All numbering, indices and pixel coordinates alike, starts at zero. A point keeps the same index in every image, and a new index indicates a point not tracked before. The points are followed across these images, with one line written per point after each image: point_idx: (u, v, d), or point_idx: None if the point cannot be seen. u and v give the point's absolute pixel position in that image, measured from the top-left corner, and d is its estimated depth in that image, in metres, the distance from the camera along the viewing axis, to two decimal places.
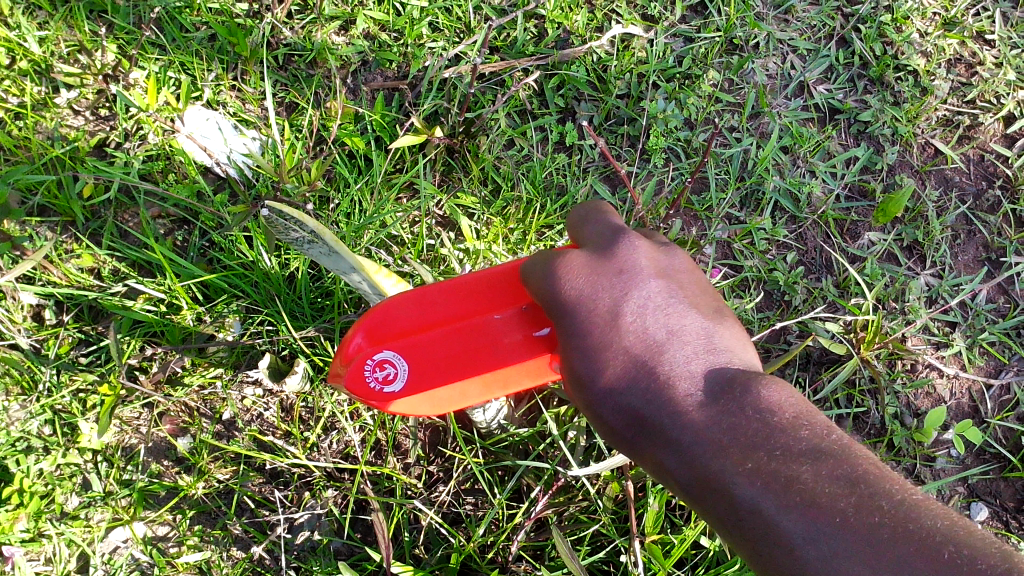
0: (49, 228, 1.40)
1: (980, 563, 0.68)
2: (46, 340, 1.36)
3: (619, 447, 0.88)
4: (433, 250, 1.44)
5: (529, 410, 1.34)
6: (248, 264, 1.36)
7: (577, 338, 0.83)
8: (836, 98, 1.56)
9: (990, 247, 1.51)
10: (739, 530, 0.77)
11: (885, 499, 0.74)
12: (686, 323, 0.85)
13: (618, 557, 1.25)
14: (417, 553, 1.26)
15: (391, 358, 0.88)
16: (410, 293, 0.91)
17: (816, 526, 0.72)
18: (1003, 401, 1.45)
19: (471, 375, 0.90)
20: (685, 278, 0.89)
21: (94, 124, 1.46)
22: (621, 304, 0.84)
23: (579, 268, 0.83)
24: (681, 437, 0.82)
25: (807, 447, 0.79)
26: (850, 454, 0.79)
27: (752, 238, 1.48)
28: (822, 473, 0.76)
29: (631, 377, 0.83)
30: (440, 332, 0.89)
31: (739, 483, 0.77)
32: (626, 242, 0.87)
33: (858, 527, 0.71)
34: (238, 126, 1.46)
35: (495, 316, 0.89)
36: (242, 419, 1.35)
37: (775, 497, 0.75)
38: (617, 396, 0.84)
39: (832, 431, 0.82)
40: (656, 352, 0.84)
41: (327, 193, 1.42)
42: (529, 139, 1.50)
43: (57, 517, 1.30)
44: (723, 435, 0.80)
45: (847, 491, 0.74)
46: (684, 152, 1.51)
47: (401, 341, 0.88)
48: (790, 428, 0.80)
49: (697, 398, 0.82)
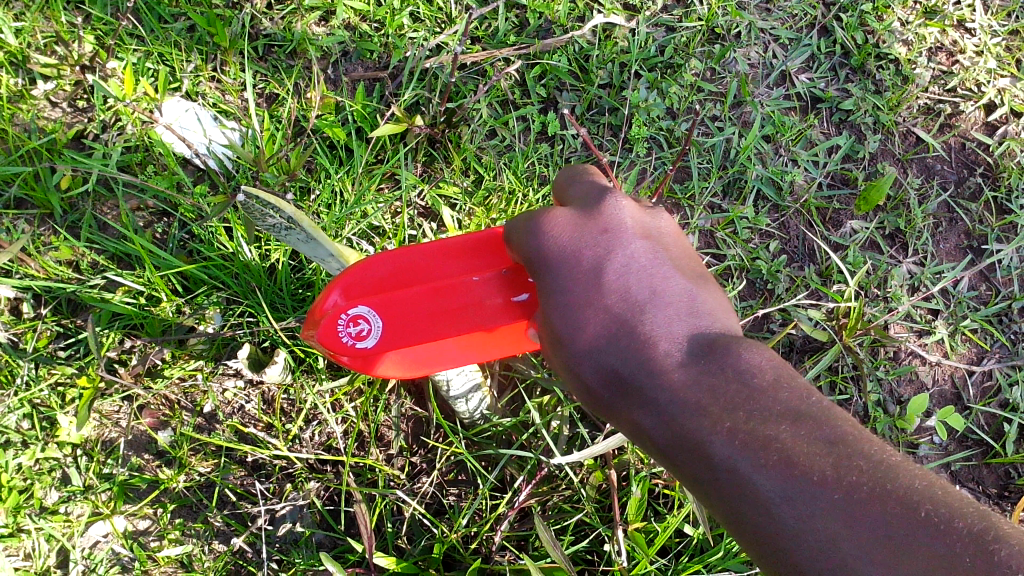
0: (26, 220, 1.39)
1: (959, 523, 0.68)
2: (24, 334, 1.34)
3: (594, 411, 0.87)
4: (415, 241, 1.44)
5: (512, 399, 1.34)
6: (228, 256, 1.36)
7: (558, 294, 0.83)
8: (817, 87, 1.56)
9: (971, 234, 1.52)
10: (715, 490, 0.76)
11: (864, 460, 0.74)
12: (668, 285, 0.85)
13: (601, 545, 1.24)
14: (400, 544, 1.26)
15: (367, 313, 0.89)
16: (390, 254, 0.92)
17: (794, 485, 0.71)
18: (986, 387, 1.46)
19: (446, 336, 0.90)
20: (666, 243, 0.90)
21: (72, 115, 1.44)
22: (602, 262, 0.85)
23: (563, 225, 0.85)
24: (659, 397, 0.80)
25: (788, 409, 0.78)
26: (830, 417, 0.79)
27: (734, 227, 1.48)
28: (801, 434, 0.76)
29: (609, 335, 0.82)
30: (418, 291, 0.90)
31: (717, 442, 0.76)
32: (611, 203, 0.89)
33: (836, 487, 0.71)
34: (217, 118, 1.45)
35: (473, 278, 0.91)
36: (223, 412, 1.35)
37: (754, 456, 0.74)
38: (596, 354, 0.82)
39: (812, 394, 0.82)
40: (636, 311, 0.83)
41: (306, 183, 1.41)
42: (511, 129, 1.49)
43: (36, 512, 1.28)
44: (703, 394, 0.79)
45: (826, 452, 0.74)
46: (666, 142, 1.51)
47: (377, 297, 0.89)
48: (769, 391, 0.80)
49: (677, 357, 0.81)
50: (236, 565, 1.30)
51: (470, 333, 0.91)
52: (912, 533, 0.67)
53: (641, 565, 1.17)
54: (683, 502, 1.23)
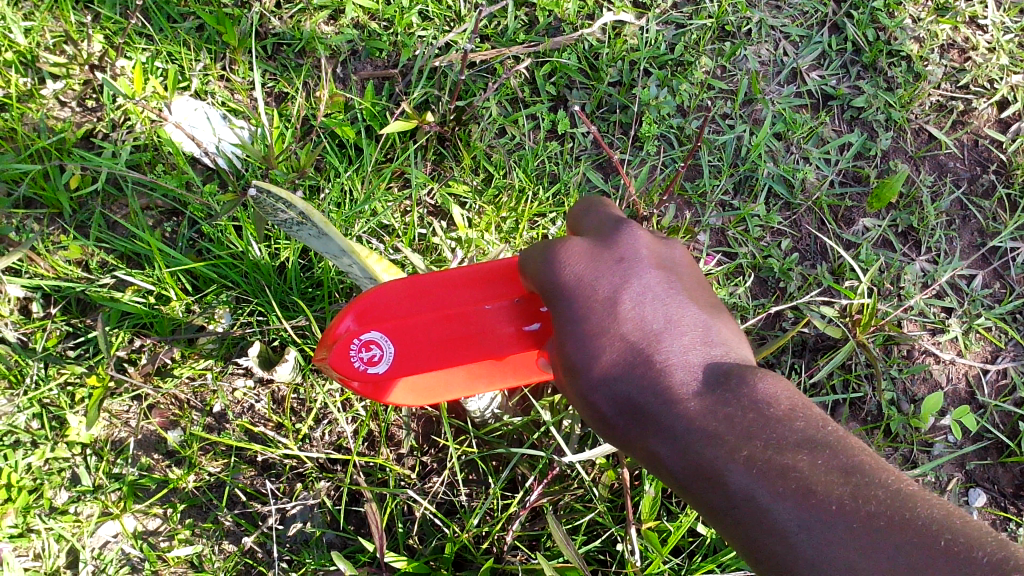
0: (35, 220, 1.38)
1: (977, 551, 0.67)
2: (34, 333, 1.34)
3: (608, 439, 0.86)
4: (425, 239, 1.43)
5: (523, 398, 1.32)
6: (238, 255, 1.35)
7: (572, 322, 0.83)
8: (828, 84, 1.55)
9: (984, 232, 1.50)
10: (731, 519, 0.75)
11: (882, 490, 0.73)
12: (684, 314, 0.84)
13: (614, 546, 1.23)
14: (411, 544, 1.25)
15: (379, 339, 0.91)
16: (401, 281, 0.94)
17: (812, 514, 0.71)
18: (1000, 386, 1.44)
19: (456, 362, 0.93)
20: (682, 271, 0.88)
21: (81, 115, 1.44)
22: (619, 292, 0.83)
23: (580, 255, 0.85)
24: (676, 426, 0.79)
25: (804, 438, 0.77)
26: (847, 447, 0.78)
27: (746, 225, 1.47)
28: (818, 463, 0.75)
29: (625, 364, 0.81)
30: (431, 317, 0.92)
31: (734, 471, 0.75)
32: (626, 234, 0.88)
33: (855, 515, 0.70)
34: (227, 117, 1.45)
35: (486, 306, 0.93)
36: (233, 411, 1.33)
37: (771, 485, 0.73)
38: (611, 384, 0.81)
39: (827, 423, 0.81)
40: (652, 340, 0.82)
41: (316, 182, 1.40)
42: (521, 127, 1.48)
43: (46, 512, 1.28)
44: (719, 424, 0.78)
45: (844, 482, 0.73)
46: (676, 139, 1.50)
47: (389, 323, 0.91)
48: (785, 420, 0.79)
49: (693, 387, 0.80)
50: (246, 565, 1.29)
51: (481, 359, 0.94)
52: (930, 563, 0.65)
53: (655, 564, 1.15)
54: None
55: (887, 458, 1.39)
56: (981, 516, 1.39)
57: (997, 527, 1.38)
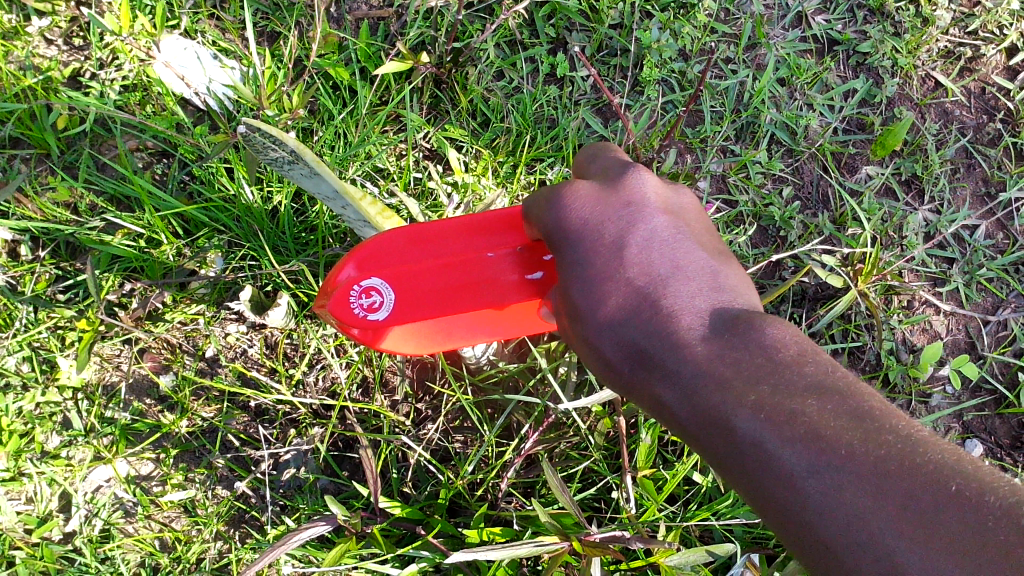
0: (23, 160, 1.35)
1: (988, 496, 0.65)
2: (22, 277, 1.31)
3: (614, 386, 0.85)
4: (420, 184, 1.41)
5: (519, 344, 1.31)
6: (230, 198, 1.32)
7: (577, 266, 0.81)
8: (834, 29, 1.49)
9: (989, 181, 1.48)
10: (738, 465, 0.74)
11: (892, 435, 0.71)
12: (691, 259, 0.82)
13: (609, 493, 1.23)
14: (406, 490, 1.24)
15: (379, 286, 0.89)
16: (402, 229, 0.92)
17: (819, 459, 0.69)
18: (1000, 337, 1.43)
19: (458, 311, 0.91)
20: (690, 217, 0.87)
21: (69, 54, 1.40)
22: (626, 234, 0.82)
23: (586, 197, 0.83)
24: (682, 371, 0.78)
25: (813, 383, 0.75)
26: (858, 393, 0.76)
27: (747, 172, 1.45)
28: (827, 408, 0.73)
29: (631, 309, 0.80)
30: (432, 265, 0.90)
31: (740, 416, 0.74)
32: (634, 176, 0.86)
33: (863, 460, 0.68)
34: (218, 56, 1.40)
35: (489, 254, 0.91)
36: (226, 356, 1.32)
37: (777, 429, 0.71)
38: (616, 328, 0.80)
39: (836, 369, 0.79)
40: (658, 284, 0.80)
41: (309, 124, 1.38)
42: (519, 71, 1.45)
43: (38, 456, 1.27)
44: (726, 369, 0.76)
45: (853, 427, 0.71)
46: (678, 84, 1.46)
47: (389, 270, 0.90)
48: (794, 365, 0.77)
49: (700, 332, 0.78)
50: (240, 510, 1.28)
51: (483, 308, 0.92)
52: (940, 506, 0.64)
53: (651, 511, 1.15)
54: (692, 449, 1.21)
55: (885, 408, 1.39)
56: None
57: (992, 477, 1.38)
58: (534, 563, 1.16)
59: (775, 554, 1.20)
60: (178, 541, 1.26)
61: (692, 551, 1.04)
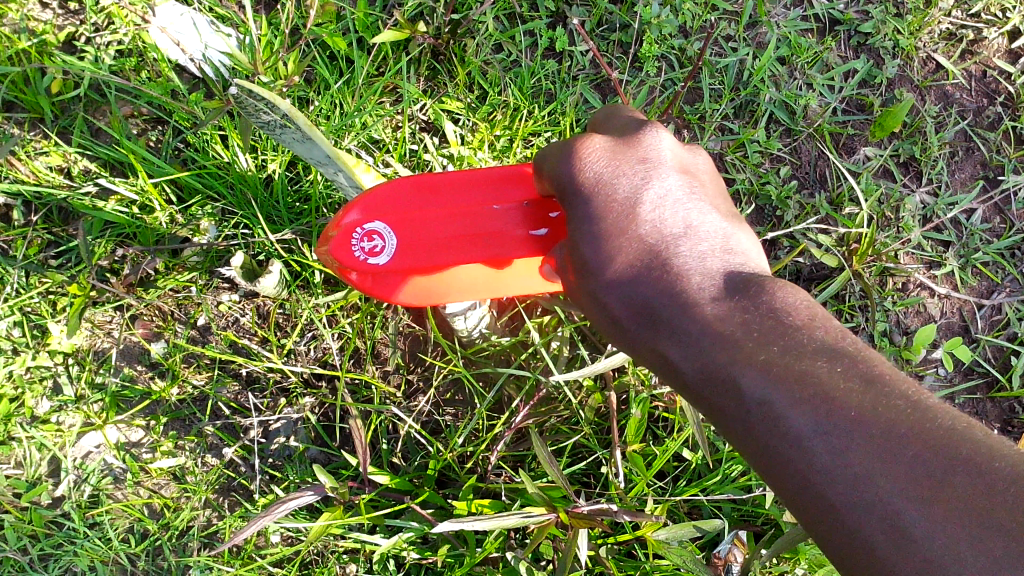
0: (16, 124, 1.35)
1: (999, 462, 0.63)
2: (15, 241, 1.31)
3: (619, 347, 0.83)
4: (416, 155, 1.41)
5: (512, 319, 1.31)
6: (223, 165, 1.32)
7: (586, 221, 0.80)
8: (836, 8, 1.48)
9: (987, 164, 1.47)
10: (744, 425, 0.72)
11: (901, 400, 0.69)
12: (704, 220, 0.82)
13: (598, 468, 1.23)
14: (395, 461, 1.24)
15: (383, 230, 0.89)
16: (410, 180, 0.93)
17: (827, 419, 0.67)
18: (994, 321, 1.43)
19: (460, 260, 0.90)
20: (704, 178, 0.87)
21: (63, 17, 1.38)
22: (639, 191, 0.81)
23: (601, 151, 0.83)
24: (690, 329, 0.77)
25: (823, 346, 0.74)
26: (867, 358, 0.74)
27: (745, 151, 1.44)
28: (837, 369, 0.71)
29: (642, 266, 0.79)
30: (437, 213, 0.90)
31: (748, 374, 0.72)
32: (650, 132, 0.86)
33: (874, 422, 0.66)
34: (214, 23, 1.38)
35: (494, 206, 0.90)
36: (218, 324, 1.31)
37: (787, 389, 0.70)
38: (624, 285, 0.79)
39: (847, 336, 0.77)
40: (670, 243, 0.80)
41: (305, 93, 1.37)
42: (518, 44, 1.44)
43: (27, 420, 1.28)
44: (734, 329, 0.75)
45: (863, 389, 0.69)
46: (678, 62, 1.45)
47: (393, 216, 0.90)
48: (803, 329, 0.76)
49: (710, 292, 0.78)
50: (229, 479, 1.28)
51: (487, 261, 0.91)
52: (950, 471, 0.62)
53: (639, 486, 1.15)
54: (682, 426, 1.20)
55: None
56: None
57: None
58: (522, 536, 1.17)
59: (763, 531, 1.20)
60: (167, 508, 1.26)
61: (680, 526, 1.04)
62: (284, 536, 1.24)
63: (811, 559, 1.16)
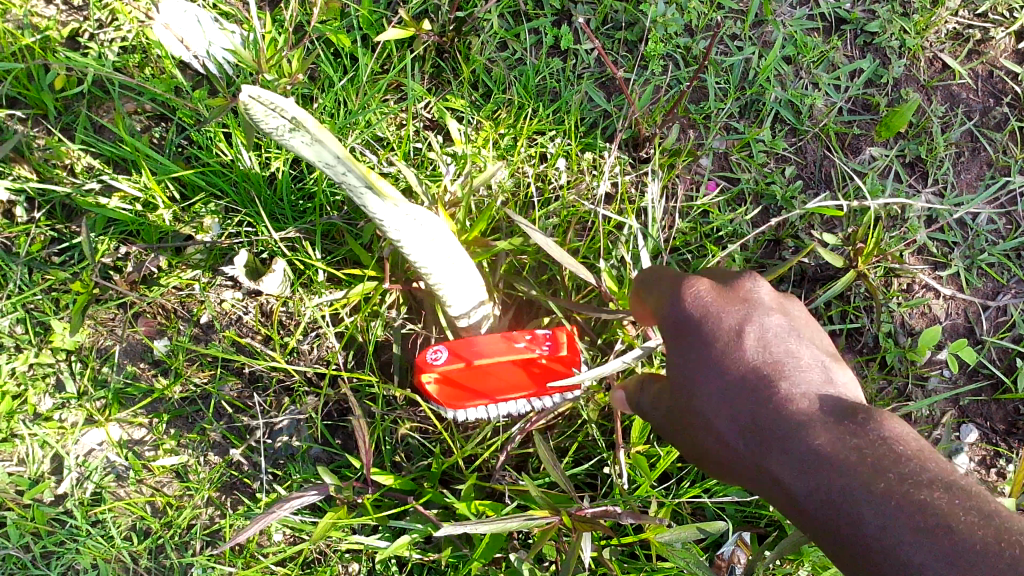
0: (19, 121, 1.35)
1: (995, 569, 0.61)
2: (18, 238, 1.31)
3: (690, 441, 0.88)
4: (420, 154, 1.39)
5: (513, 319, 1.33)
6: (227, 163, 1.32)
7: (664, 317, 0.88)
8: (842, 7, 1.48)
9: (993, 164, 1.44)
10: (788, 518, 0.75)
11: (920, 494, 0.66)
12: (748, 301, 0.84)
13: (603, 469, 1.23)
14: (399, 460, 1.25)
15: (447, 348, 1.11)
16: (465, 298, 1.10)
17: (839, 518, 0.69)
18: (999, 322, 1.39)
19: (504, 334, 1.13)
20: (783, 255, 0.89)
21: (67, 14, 1.38)
22: (687, 281, 0.87)
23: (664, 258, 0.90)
24: (715, 425, 0.79)
25: (842, 434, 0.73)
26: (900, 449, 0.71)
27: (750, 150, 1.44)
28: (850, 462, 0.70)
29: (682, 354, 0.83)
30: (486, 346, 1.11)
31: (770, 473, 0.75)
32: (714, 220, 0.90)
33: (876, 525, 0.66)
34: (218, 20, 1.37)
35: (528, 337, 1.12)
36: (221, 322, 1.30)
37: (805, 484, 0.72)
38: (671, 383, 0.84)
39: (890, 423, 0.74)
40: (703, 331, 0.83)
41: (309, 90, 1.37)
42: (522, 42, 1.43)
43: (30, 418, 1.28)
44: (752, 422, 0.77)
45: (875, 481, 0.68)
46: (683, 60, 1.44)
47: (454, 345, 1.12)
48: (830, 415, 0.74)
49: (731, 380, 0.79)
50: (231, 478, 1.27)
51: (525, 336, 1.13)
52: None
53: (643, 488, 1.15)
54: None
55: (882, 392, 1.36)
56: (972, 452, 1.35)
57: (987, 464, 1.35)
58: (525, 537, 1.17)
59: (767, 533, 1.20)
60: (169, 506, 1.26)
61: (684, 528, 1.04)
62: (286, 535, 1.24)
63: (815, 561, 1.16)
